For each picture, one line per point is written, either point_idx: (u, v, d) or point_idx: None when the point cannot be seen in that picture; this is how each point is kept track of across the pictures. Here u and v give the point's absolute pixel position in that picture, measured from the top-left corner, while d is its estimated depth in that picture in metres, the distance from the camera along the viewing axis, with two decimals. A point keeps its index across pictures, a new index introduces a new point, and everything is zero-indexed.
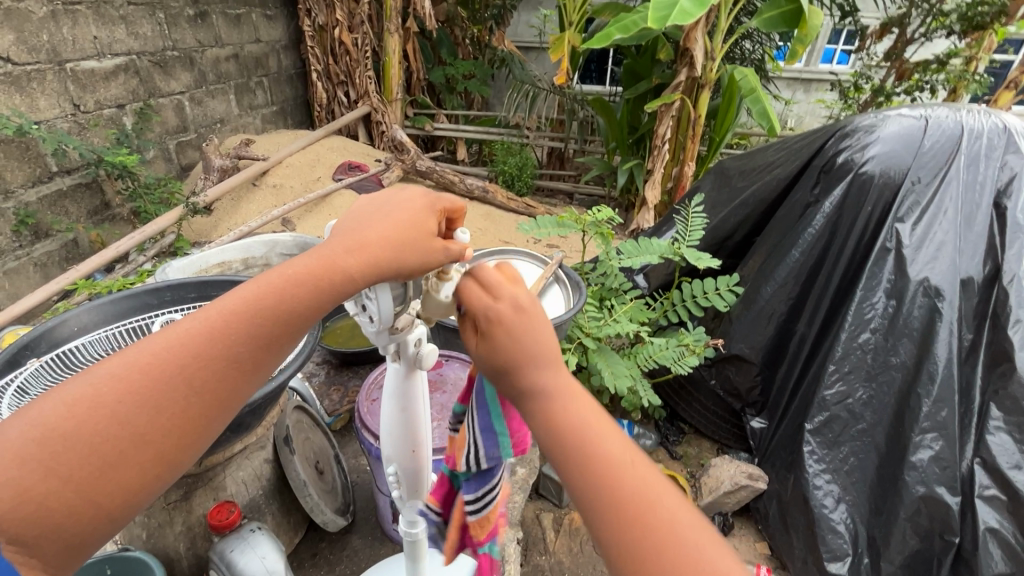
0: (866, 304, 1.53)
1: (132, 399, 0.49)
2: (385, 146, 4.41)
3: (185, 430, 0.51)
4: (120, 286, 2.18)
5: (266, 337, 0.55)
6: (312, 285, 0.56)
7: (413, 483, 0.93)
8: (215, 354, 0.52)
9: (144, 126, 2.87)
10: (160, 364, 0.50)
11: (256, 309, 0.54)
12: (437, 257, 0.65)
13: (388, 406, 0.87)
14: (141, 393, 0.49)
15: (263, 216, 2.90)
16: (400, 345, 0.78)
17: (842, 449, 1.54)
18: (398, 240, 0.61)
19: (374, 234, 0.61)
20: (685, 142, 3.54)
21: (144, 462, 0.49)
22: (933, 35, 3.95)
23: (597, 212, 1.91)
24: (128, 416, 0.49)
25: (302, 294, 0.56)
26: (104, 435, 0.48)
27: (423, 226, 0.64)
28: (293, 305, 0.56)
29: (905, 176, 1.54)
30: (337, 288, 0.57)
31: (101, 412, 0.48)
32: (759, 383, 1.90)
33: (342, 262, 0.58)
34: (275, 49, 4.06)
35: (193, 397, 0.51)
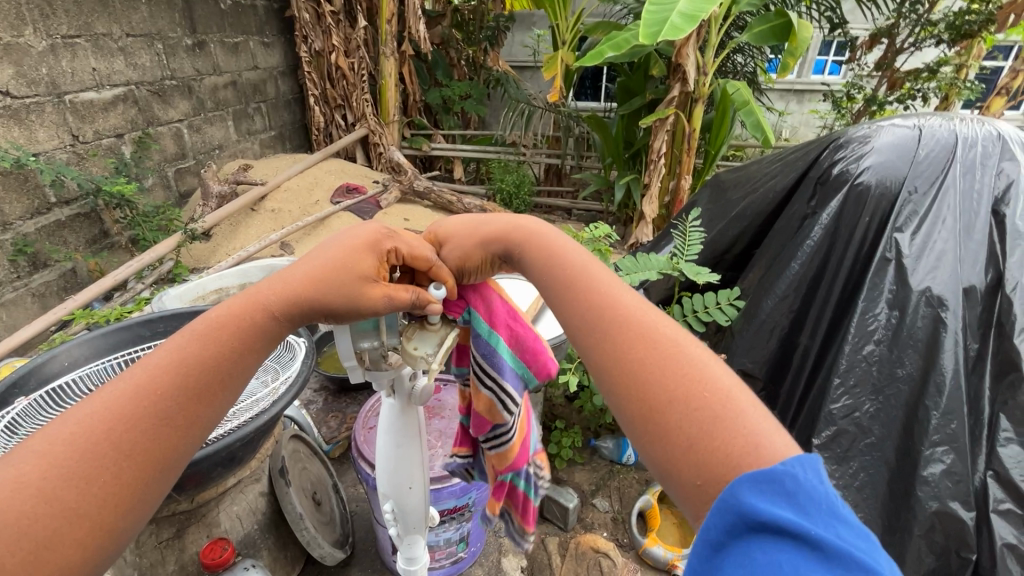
0: (868, 316, 1.51)
1: (59, 473, 0.48)
2: (383, 167, 4.43)
3: (122, 497, 0.50)
4: (118, 315, 2.18)
5: (194, 385, 0.55)
6: (233, 329, 0.58)
7: (409, 519, 0.91)
8: (143, 413, 0.52)
9: (143, 154, 2.90)
10: (84, 432, 0.50)
11: (179, 361, 0.55)
12: (372, 295, 0.64)
13: (383, 443, 0.86)
14: (64, 467, 0.49)
15: (261, 240, 2.91)
16: (396, 381, 0.80)
17: (852, 465, 1.51)
18: (319, 278, 0.62)
19: (298, 274, 0.62)
20: (680, 155, 3.56)
21: (82, 539, 0.48)
22: (922, 44, 3.99)
23: (594, 229, 1.91)
24: (54, 492, 0.48)
25: (225, 339, 0.58)
26: (31, 517, 0.47)
27: (359, 266, 0.64)
28: (220, 351, 0.57)
29: (901, 186, 1.54)
30: (260, 326, 0.60)
31: (28, 492, 0.47)
32: (764, 398, 1.87)
33: (264, 302, 0.61)
34: (272, 76, 4.11)
35: (125, 461, 0.51)
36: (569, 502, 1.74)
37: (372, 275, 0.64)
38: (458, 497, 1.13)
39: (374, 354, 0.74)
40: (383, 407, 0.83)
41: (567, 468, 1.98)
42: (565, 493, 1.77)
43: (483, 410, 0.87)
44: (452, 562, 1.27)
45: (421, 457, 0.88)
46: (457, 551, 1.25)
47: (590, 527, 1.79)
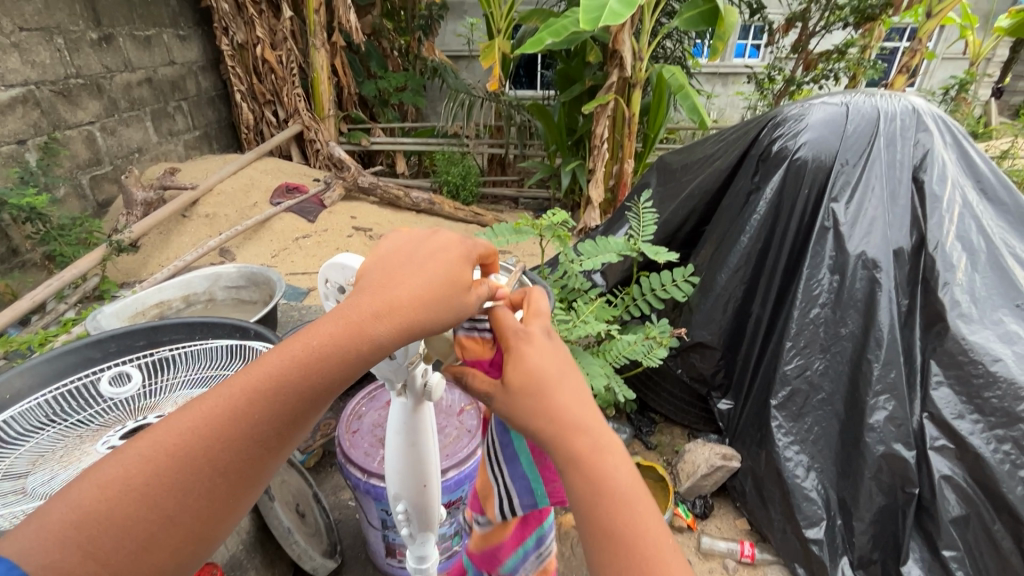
0: (813, 281, 1.64)
1: (160, 482, 0.48)
2: (321, 165, 4.25)
3: (215, 507, 0.50)
4: (42, 340, 1.98)
5: (290, 416, 0.53)
6: (336, 357, 0.54)
7: (424, 516, 0.89)
8: (240, 433, 0.51)
9: (52, 162, 2.62)
10: (187, 443, 0.49)
11: (277, 383, 0.52)
12: (470, 309, 0.62)
13: (395, 445, 0.82)
14: (166, 475, 0.48)
15: (197, 248, 2.72)
16: (408, 380, 0.74)
17: (806, 420, 1.64)
18: (430, 298, 0.58)
19: (407, 293, 0.57)
20: (622, 140, 3.65)
21: (175, 546, 0.48)
22: (831, 27, 4.28)
23: (552, 216, 1.92)
24: (156, 500, 0.47)
25: (327, 368, 0.54)
26: (133, 519, 0.46)
27: (461, 279, 0.61)
28: (317, 381, 0.53)
29: (835, 159, 1.66)
30: (365, 357, 0.55)
31: (130, 495, 0.46)
32: (722, 366, 1.97)
33: (374, 329, 0.55)
34: (192, 71, 3.82)
35: (220, 476, 0.50)
36: None
37: (466, 284, 0.61)
38: (452, 491, 1.12)
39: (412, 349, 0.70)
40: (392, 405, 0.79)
41: None
42: None
43: (485, 492, 0.93)
44: (447, 556, 1.27)
45: (433, 453, 0.86)
46: (452, 545, 1.25)
47: None
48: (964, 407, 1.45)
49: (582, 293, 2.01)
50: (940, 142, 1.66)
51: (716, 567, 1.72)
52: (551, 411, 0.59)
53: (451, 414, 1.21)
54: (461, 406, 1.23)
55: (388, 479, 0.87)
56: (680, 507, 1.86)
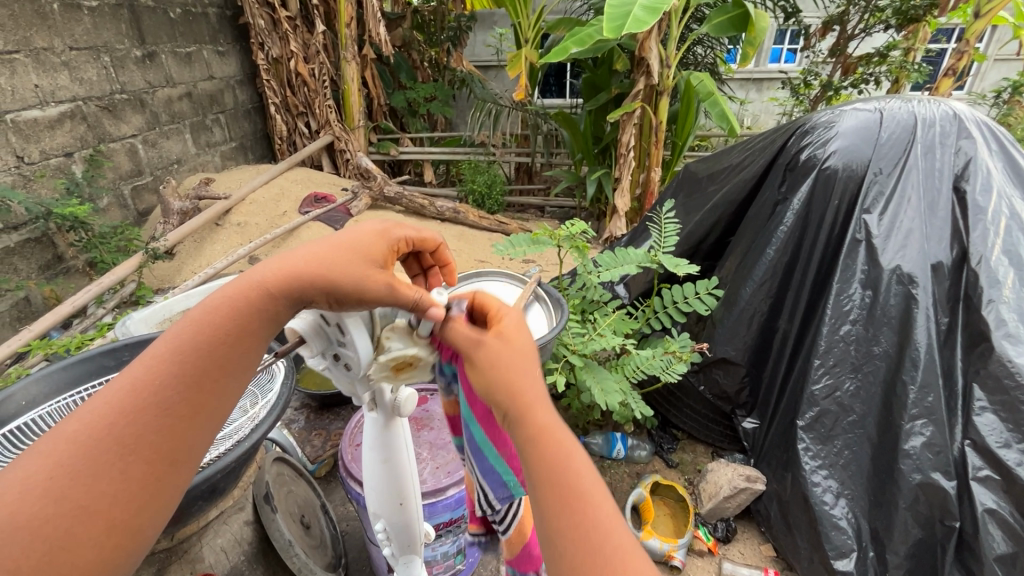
0: (843, 297, 1.55)
1: (63, 473, 0.48)
2: (351, 175, 4.33)
3: (133, 492, 0.50)
4: (79, 344, 2.07)
5: (191, 375, 0.54)
6: (228, 312, 0.57)
7: (403, 536, 0.92)
8: (144, 404, 0.51)
9: (96, 173, 2.76)
10: (87, 430, 0.49)
11: (176, 348, 0.54)
12: (376, 284, 0.63)
13: (371, 464, 0.86)
14: (70, 464, 0.48)
15: (228, 256, 2.81)
16: (376, 393, 0.78)
17: (836, 443, 1.55)
18: (327, 259, 0.61)
19: (298, 256, 0.61)
20: (649, 148, 3.59)
21: (96, 535, 0.48)
22: (872, 30, 4.11)
23: (570, 226, 1.89)
24: (62, 492, 0.47)
25: (222, 322, 0.56)
26: (42, 517, 0.46)
27: (368, 247, 0.65)
28: (213, 338, 0.55)
29: (867, 168, 1.57)
30: (260, 306, 0.58)
31: (35, 493, 0.46)
32: (747, 384, 1.89)
33: (258, 280, 0.59)
34: (230, 85, 3.97)
35: (130, 456, 0.50)
36: None
37: (379, 262, 0.66)
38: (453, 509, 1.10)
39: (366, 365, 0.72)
40: (364, 420, 0.82)
41: None
42: None
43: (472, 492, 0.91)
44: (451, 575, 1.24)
45: (409, 475, 0.89)
46: (454, 564, 1.22)
47: None
48: (1011, 435, 1.33)
49: (601, 304, 1.97)
50: (984, 149, 1.55)
51: None
52: (515, 393, 0.58)
53: (456, 430, 1.19)
54: None
55: (368, 498, 0.91)
56: (700, 530, 1.78)
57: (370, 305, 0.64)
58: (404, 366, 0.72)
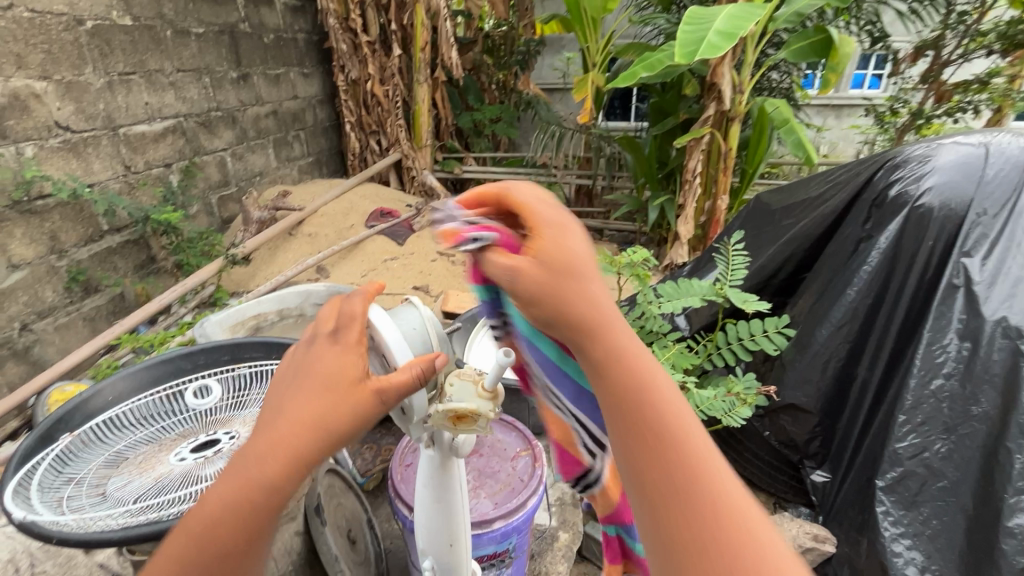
0: (936, 347, 1.40)
1: (194, 536, 0.53)
2: (415, 191, 4.48)
3: (229, 564, 0.53)
4: (161, 340, 2.23)
5: (292, 460, 0.53)
6: (226, 522, 0.52)
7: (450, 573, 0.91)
8: (244, 489, 0.53)
9: (189, 182, 3.01)
10: (218, 501, 0.53)
11: (275, 434, 0.54)
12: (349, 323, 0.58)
13: (422, 499, 0.86)
14: (199, 529, 0.53)
15: (297, 265, 2.96)
16: (433, 436, 0.77)
17: (922, 510, 1.39)
18: (310, 421, 0.53)
19: (280, 428, 0.53)
20: (716, 174, 3.46)
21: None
22: (972, 56, 3.79)
23: (632, 253, 1.85)
24: (192, 550, 0.53)
25: (313, 402, 0.54)
26: (176, 568, 0.53)
27: (343, 372, 0.55)
28: (222, 548, 0.52)
29: (968, 208, 1.43)
30: (341, 381, 0.55)
31: (182, 545, 0.53)
32: (820, 433, 1.76)
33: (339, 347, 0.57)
34: (311, 104, 4.24)
35: (231, 532, 0.53)
36: None
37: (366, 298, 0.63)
38: (499, 541, 1.06)
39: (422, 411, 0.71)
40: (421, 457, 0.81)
41: None
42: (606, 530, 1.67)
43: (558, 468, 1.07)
44: None
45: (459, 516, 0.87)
46: None
47: None
48: None
49: (660, 336, 1.90)
50: None
51: None
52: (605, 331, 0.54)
53: (505, 458, 1.15)
54: (517, 451, 1.17)
55: (417, 533, 0.90)
56: None
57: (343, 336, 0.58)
58: (459, 418, 0.70)
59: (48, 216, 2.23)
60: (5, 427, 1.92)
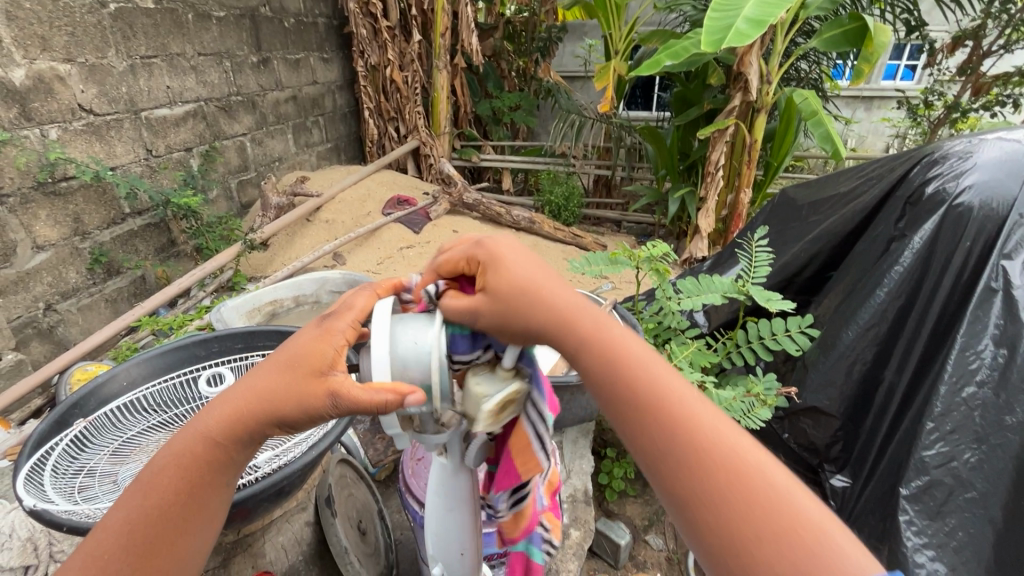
0: (970, 353, 1.34)
1: (153, 483, 0.58)
2: (433, 179, 4.45)
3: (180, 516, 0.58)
4: (180, 324, 2.26)
5: (244, 421, 0.58)
6: (175, 474, 0.58)
7: None
8: (204, 445, 0.59)
9: (209, 167, 3.03)
10: (179, 453, 0.59)
11: (240, 401, 0.59)
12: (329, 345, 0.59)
13: (434, 510, 0.85)
14: (159, 478, 0.58)
15: (314, 251, 2.98)
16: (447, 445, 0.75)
17: (948, 521, 1.34)
18: (262, 393, 0.58)
19: (236, 398, 0.59)
20: (740, 167, 3.38)
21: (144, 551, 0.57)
22: (1015, 46, 3.61)
23: (652, 247, 1.79)
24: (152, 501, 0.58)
25: (277, 378, 0.59)
26: (134, 514, 0.57)
27: (308, 360, 0.58)
28: (164, 498, 0.58)
29: (1011, 208, 1.35)
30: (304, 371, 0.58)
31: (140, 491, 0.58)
32: (841, 438, 1.73)
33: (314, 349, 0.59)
34: (330, 90, 4.23)
35: (186, 481, 0.58)
36: (621, 539, 1.62)
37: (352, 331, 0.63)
38: None
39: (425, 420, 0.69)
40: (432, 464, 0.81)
41: (618, 500, 1.85)
42: (617, 529, 1.65)
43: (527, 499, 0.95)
44: None
45: (470, 527, 0.85)
46: None
47: (642, 566, 1.68)
48: None
49: (678, 333, 1.86)
50: None
51: None
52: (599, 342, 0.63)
53: None
54: None
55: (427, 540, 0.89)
56: None
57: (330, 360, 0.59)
58: (501, 408, 0.67)
59: (72, 198, 2.26)
60: (29, 405, 1.96)
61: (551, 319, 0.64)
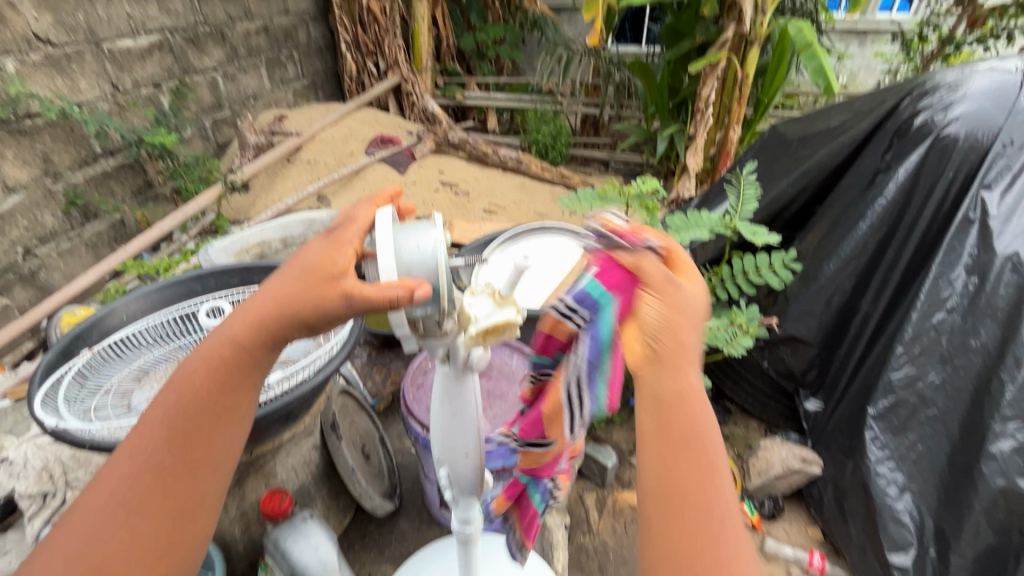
0: (943, 282, 1.41)
1: (184, 390, 0.62)
2: (416, 119, 4.30)
3: (210, 420, 0.62)
4: (166, 267, 2.23)
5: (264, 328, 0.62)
6: (204, 378, 0.63)
7: (466, 483, 0.87)
8: (228, 354, 0.63)
9: (181, 104, 2.89)
10: (205, 363, 0.63)
11: (259, 311, 0.62)
12: (340, 253, 0.62)
13: (438, 411, 0.84)
14: (189, 384, 0.63)
15: (298, 193, 2.91)
16: (450, 350, 0.75)
17: (909, 436, 1.47)
18: (278, 299, 0.61)
19: (255, 304, 0.63)
20: (730, 104, 3.31)
21: (175, 455, 0.61)
22: None
23: (641, 183, 1.81)
24: (183, 407, 0.62)
25: (292, 287, 0.61)
26: (168, 418, 0.62)
27: (321, 267, 0.61)
28: (197, 399, 0.62)
29: (995, 138, 1.37)
30: (318, 278, 0.61)
31: (173, 394, 0.63)
32: (816, 364, 1.81)
33: (324, 259, 0.62)
34: (303, 20, 3.98)
35: (212, 388, 0.63)
36: (608, 460, 1.74)
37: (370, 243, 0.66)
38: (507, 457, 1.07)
39: (429, 322, 0.69)
40: (434, 375, 0.81)
41: (605, 427, 1.96)
42: (605, 451, 1.77)
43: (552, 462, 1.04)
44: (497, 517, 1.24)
45: (477, 425, 0.84)
46: None
47: (627, 484, 1.81)
48: None
49: None
50: None
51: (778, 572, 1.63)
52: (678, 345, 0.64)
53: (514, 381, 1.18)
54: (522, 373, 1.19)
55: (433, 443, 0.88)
56: (746, 504, 1.76)
57: (343, 267, 0.61)
58: (488, 331, 0.70)
59: (38, 137, 2.16)
60: (21, 349, 1.97)
61: (655, 325, 0.64)
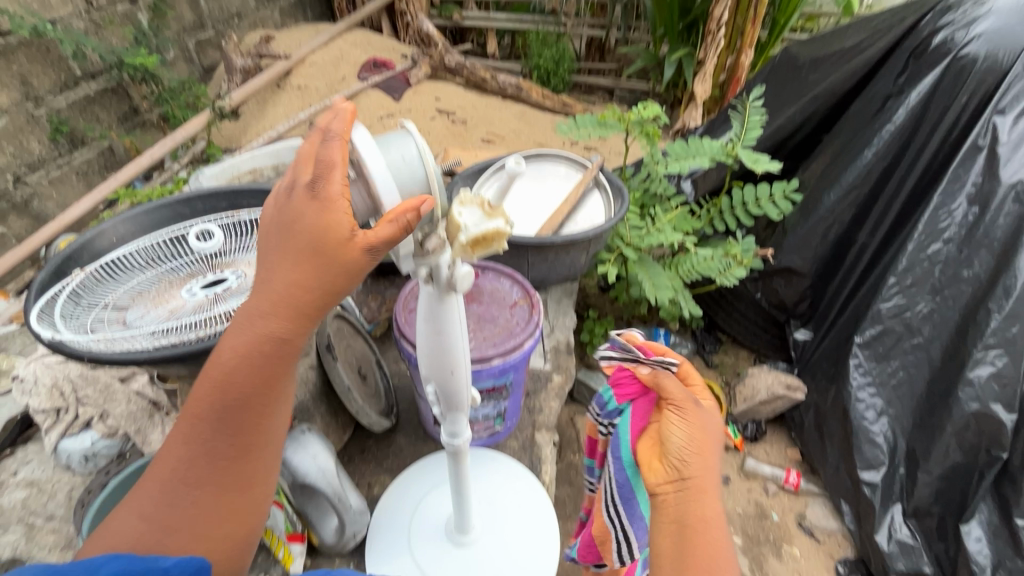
0: (943, 211, 1.39)
1: (225, 373, 0.64)
2: (411, 41, 4.07)
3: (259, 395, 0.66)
4: (158, 196, 2.19)
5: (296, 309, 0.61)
6: (241, 363, 0.63)
7: (450, 399, 0.87)
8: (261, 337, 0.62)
9: (160, 23, 2.73)
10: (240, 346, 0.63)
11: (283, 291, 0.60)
12: (343, 220, 0.57)
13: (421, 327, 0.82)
14: (229, 369, 0.64)
15: (289, 121, 2.82)
16: (432, 268, 0.72)
17: (892, 363, 1.52)
18: (305, 284, 0.59)
19: (273, 284, 0.60)
20: (743, 26, 3.07)
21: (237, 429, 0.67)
22: None
23: (642, 109, 1.72)
24: (227, 389, 0.64)
25: (310, 265, 0.59)
26: (217, 399, 0.65)
27: (330, 238, 0.57)
28: (246, 382, 0.64)
29: (1016, 58, 1.29)
30: (335, 255, 0.58)
31: (214, 377, 0.64)
32: (808, 295, 1.82)
33: (332, 229, 0.57)
34: None
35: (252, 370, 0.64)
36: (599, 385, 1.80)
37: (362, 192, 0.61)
38: (496, 377, 1.12)
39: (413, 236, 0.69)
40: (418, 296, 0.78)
41: None
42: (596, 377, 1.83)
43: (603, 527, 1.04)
44: (489, 434, 1.30)
45: (462, 341, 0.82)
46: (495, 424, 1.27)
47: None
48: None
49: (663, 199, 1.87)
50: None
51: (756, 487, 1.72)
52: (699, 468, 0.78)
53: (504, 306, 1.18)
54: (515, 298, 1.20)
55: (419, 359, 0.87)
56: (730, 427, 1.83)
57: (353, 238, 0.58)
58: (478, 243, 0.69)
59: (13, 57, 2.08)
60: (22, 277, 1.99)
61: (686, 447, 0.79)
